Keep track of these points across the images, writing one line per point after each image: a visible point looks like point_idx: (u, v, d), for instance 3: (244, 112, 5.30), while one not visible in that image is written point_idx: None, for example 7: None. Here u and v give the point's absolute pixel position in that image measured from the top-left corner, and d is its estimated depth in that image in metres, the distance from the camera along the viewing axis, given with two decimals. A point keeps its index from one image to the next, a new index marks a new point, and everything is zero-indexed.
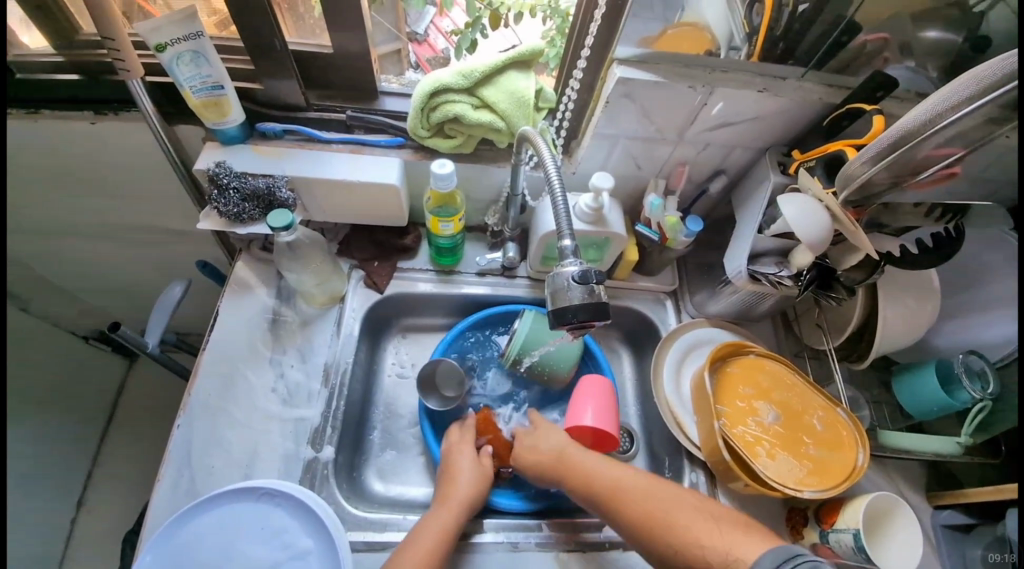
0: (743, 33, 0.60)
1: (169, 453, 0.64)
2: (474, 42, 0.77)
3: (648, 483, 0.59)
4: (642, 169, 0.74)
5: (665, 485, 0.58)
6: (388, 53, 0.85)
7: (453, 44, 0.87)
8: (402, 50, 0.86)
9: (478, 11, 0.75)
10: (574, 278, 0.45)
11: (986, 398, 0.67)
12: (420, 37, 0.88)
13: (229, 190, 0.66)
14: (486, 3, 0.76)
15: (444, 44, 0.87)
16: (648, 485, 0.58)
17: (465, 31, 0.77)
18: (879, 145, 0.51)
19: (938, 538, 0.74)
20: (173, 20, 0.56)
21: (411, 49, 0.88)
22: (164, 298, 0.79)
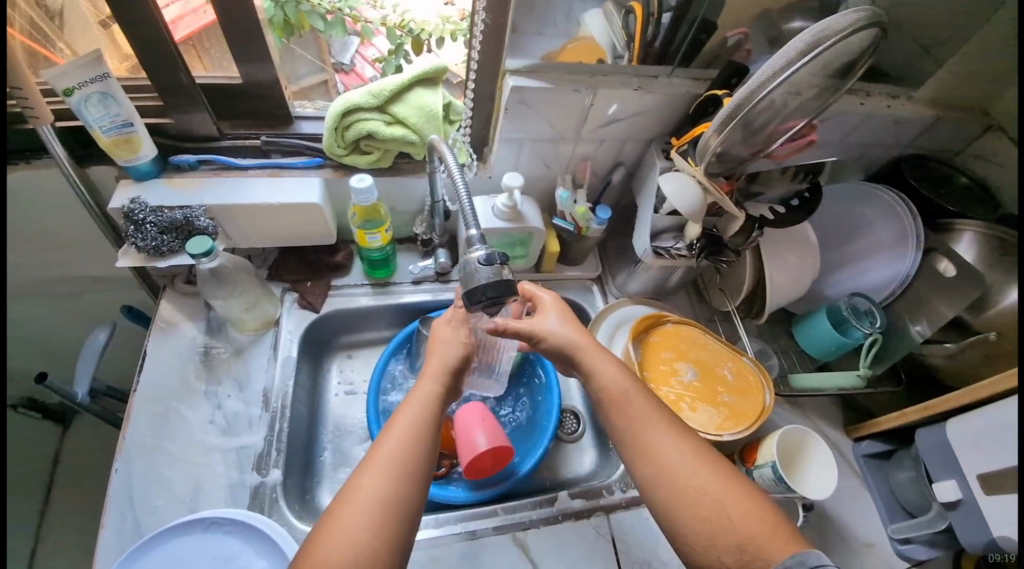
0: (623, 41, 0.69)
1: (108, 498, 0.62)
2: (399, 67, 0.88)
3: (656, 415, 0.56)
4: (551, 167, 0.82)
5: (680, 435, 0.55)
6: (314, 83, 0.95)
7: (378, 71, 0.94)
8: (328, 81, 0.96)
9: (399, 39, 0.85)
10: (481, 261, 0.50)
11: (875, 331, 0.76)
12: (347, 67, 0.97)
13: (145, 225, 0.66)
14: (406, 30, 0.84)
15: (369, 71, 0.95)
16: (653, 418, 0.56)
17: (389, 57, 0.88)
18: (725, 111, 0.58)
19: (864, 468, 0.81)
20: (79, 64, 0.57)
21: (338, 79, 0.97)
22: (88, 345, 0.78)
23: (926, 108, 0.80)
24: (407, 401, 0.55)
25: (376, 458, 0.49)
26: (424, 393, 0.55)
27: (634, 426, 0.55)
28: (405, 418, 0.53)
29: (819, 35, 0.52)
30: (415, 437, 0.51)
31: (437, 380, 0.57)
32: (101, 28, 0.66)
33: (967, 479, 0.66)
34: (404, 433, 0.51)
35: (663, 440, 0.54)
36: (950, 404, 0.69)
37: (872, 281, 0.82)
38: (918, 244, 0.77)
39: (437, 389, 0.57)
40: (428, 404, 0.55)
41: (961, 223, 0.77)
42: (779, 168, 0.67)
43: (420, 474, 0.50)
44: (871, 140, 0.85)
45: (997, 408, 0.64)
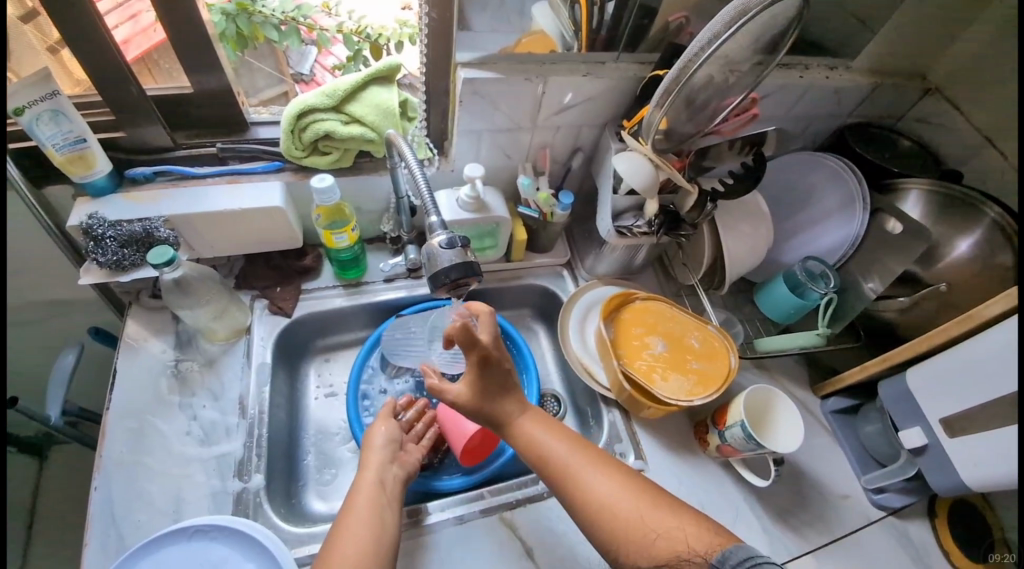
0: (571, 31, 0.72)
1: (88, 517, 0.61)
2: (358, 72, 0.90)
3: (578, 455, 0.60)
4: (511, 157, 0.84)
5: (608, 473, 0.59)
6: (275, 94, 0.94)
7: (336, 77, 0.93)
8: (288, 91, 0.94)
9: (357, 45, 0.86)
10: (443, 245, 0.52)
11: (830, 291, 0.80)
12: (307, 77, 0.95)
13: (105, 240, 0.65)
14: (363, 36, 0.86)
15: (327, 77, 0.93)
16: (579, 457, 0.60)
17: (349, 64, 0.89)
18: (662, 87, 0.61)
19: (835, 425, 0.85)
20: (27, 83, 0.56)
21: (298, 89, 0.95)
22: (56, 370, 0.78)
23: (862, 77, 0.85)
24: (351, 499, 0.59)
25: (330, 561, 0.53)
26: (364, 487, 0.60)
27: (561, 469, 0.59)
28: (351, 518, 0.57)
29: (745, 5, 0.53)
30: (365, 531, 0.55)
31: (374, 472, 0.63)
32: (51, 54, 0.65)
33: (931, 424, 0.70)
34: (354, 531, 0.55)
35: (592, 477, 0.58)
36: (907, 355, 0.73)
37: (826, 244, 0.85)
38: (865, 204, 0.81)
39: (374, 476, 0.62)
40: (369, 498, 0.59)
41: (908, 182, 0.82)
42: (727, 144, 0.69)
43: (381, 563, 0.54)
44: (813, 111, 0.89)
45: (948, 354, 0.68)
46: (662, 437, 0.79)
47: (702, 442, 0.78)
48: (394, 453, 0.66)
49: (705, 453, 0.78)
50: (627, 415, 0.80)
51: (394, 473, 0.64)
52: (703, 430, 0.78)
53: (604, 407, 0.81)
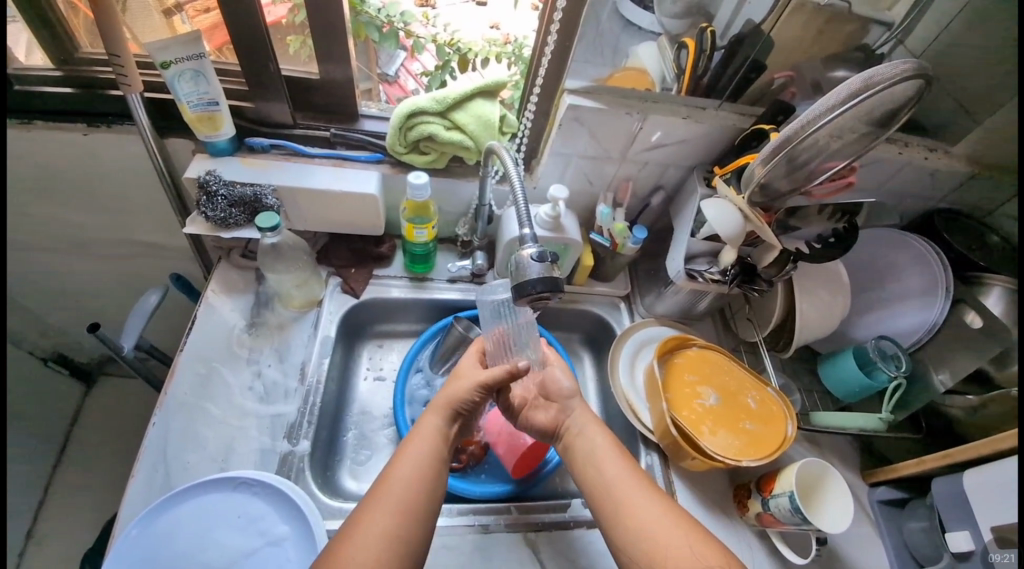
0: (673, 73, 0.74)
1: (144, 448, 0.65)
2: (444, 81, 0.94)
3: (627, 479, 0.61)
4: (593, 184, 0.86)
5: (650, 494, 0.59)
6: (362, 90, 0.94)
7: (422, 85, 0.97)
8: (374, 89, 0.95)
9: (447, 55, 0.92)
10: (533, 258, 0.56)
11: (900, 376, 0.76)
12: (391, 78, 0.96)
13: (217, 197, 0.71)
14: (455, 49, 0.92)
15: (414, 85, 0.97)
16: (630, 485, 0.60)
17: (436, 72, 0.94)
18: (773, 145, 0.61)
19: (876, 514, 0.78)
20: (180, 41, 0.63)
21: (382, 89, 0.96)
22: (139, 306, 0.83)
23: (963, 163, 0.82)
24: (410, 440, 0.61)
25: (380, 498, 0.54)
26: (426, 432, 0.61)
27: (613, 489, 0.60)
28: (404, 462, 0.58)
29: (869, 80, 0.55)
30: (417, 480, 0.56)
31: (441, 418, 0.63)
32: (163, 17, 0.73)
33: (981, 530, 0.65)
34: (407, 476, 0.56)
35: (640, 502, 0.58)
36: (967, 455, 0.68)
37: (900, 326, 0.82)
38: (948, 291, 0.77)
39: (438, 422, 0.63)
40: (428, 446, 0.60)
41: (990, 277, 0.77)
42: (817, 207, 0.68)
43: (425, 511, 0.55)
44: (905, 190, 0.87)
45: (1012, 463, 0.63)
46: (695, 490, 0.76)
47: (741, 507, 0.75)
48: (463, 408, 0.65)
49: (743, 520, 0.75)
50: (666, 461, 0.78)
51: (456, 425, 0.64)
52: (744, 494, 0.75)
53: (642, 447, 0.80)
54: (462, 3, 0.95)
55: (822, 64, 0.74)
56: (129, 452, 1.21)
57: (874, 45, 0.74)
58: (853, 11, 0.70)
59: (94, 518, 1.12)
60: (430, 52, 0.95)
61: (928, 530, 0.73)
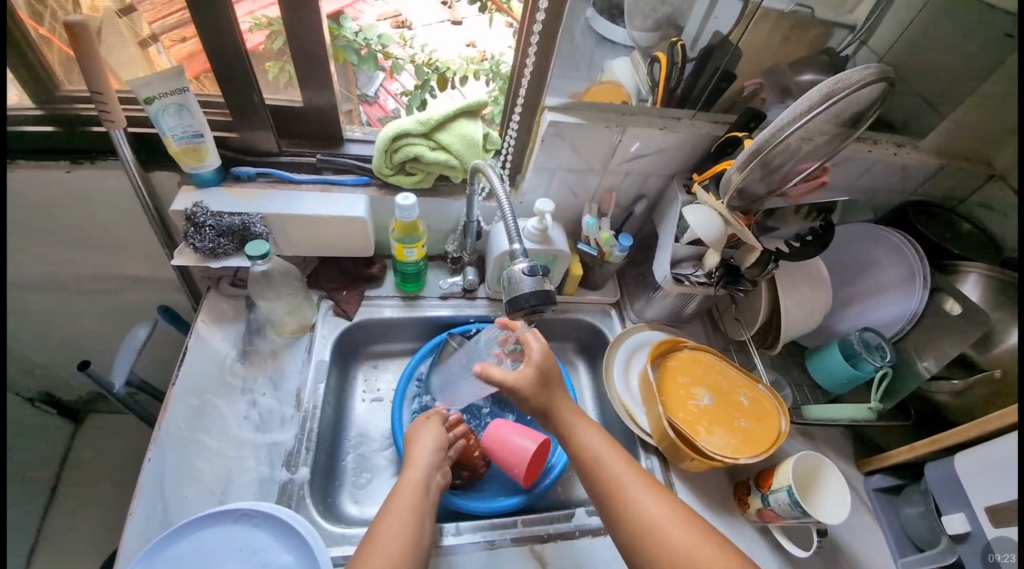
0: (647, 86, 0.76)
1: (139, 487, 0.63)
2: (424, 100, 0.93)
3: (627, 471, 0.61)
4: (578, 196, 0.88)
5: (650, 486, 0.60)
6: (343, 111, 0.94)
7: (402, 104, 0.99)
8: (354, 110, 0.95)
9: (427, 75, 0.93)
10: (525, 273, 0.57)
11: (885, 365, 0.78)
12: (371, 99, 0.98)
13: (205, 227, 0.71)
14: (433, 68, 0.93)
15: (395, 104, 0.99)
16: (631, 476, 0.60)
17: (416, 92, 0.93)
18: (745, 154, 0.64)
19: (874, 503, 0.80)
20: (164, 77, 0.63)
21: (362, 109, 0.97)
22: (128, 340, 0.81)
23: (929, 157, 0.86)
24: (395, 496, 0.61)
25: (373, 557, 0.54)
26: (411, 486, 0.62)
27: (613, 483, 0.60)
28: (392, 521, 0.58)
29: (837, 85, 0.58)
30: (405, 534, 0.57)
31: (421, 472, 0.65)
32: (139, 48, 0.73)
33: (975, 511, 0.67)
34: (397, 529, 0.57)
35: (642, 498, 0.58)
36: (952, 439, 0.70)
37: (881, 317, 0.85)
38: (925, 282, 0.80)
39: (421, 475, 0.64)
40: (414, 499, 0.61)
41: (965, 264, 0.80)
42: (794, 208, 0.71)
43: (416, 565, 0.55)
44: (876, 186, 0.90)
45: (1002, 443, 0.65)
46: (696, 492, 0.77)
47: (742, 504, 0.76)
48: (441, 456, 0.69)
49: (744, 516, 0.76)
50: (665, 463, 0.79)
51: (437, 477, 0.67)
52: (743, 492, 0.76)
53: (642, 451, 0.80)
54: (438, 23, 0.97)
55: (788, 69, 0.77)
56: (123, 491, 1.18)
57: (838, 48, 0.77)
58: (816, 17, 0.73)
59: (89, 561, 1.09)
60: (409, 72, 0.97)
61: (926, 517, 0.74)
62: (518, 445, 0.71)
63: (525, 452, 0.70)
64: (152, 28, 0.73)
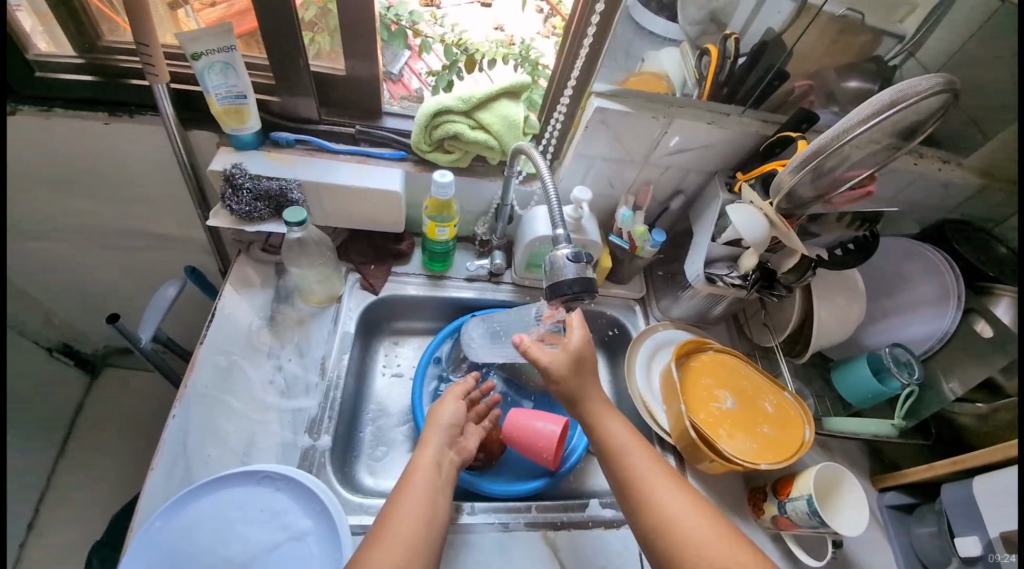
0: (693, 79, 0.74)
1: (163, 442, 0.64)
2: (451, 82, 0.91)
3: (652, 468, 0.60)
4: (614, 187, 0.86)
5: (674, 484, 0.59)
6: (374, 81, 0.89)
7: (427, 84, 0.96)
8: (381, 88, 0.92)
9: (455, 55, 0.89)
10: (568, 259, 0.56)
11: (912, 383, 0.77)
12: (395, 77, 0.94)
13: (242, 190, 0.71)
14: (462, 50, 0.89)
15: (419, 84, 0.95)
16: (655, 473, 0.59)
17: (442, 73, 0.90)
18: (800, 157, 0.63)
19: (886, 517, 0.80)
20: (212, 33, 0.63)
21: (386, 87, 0.95)
22: (157, 299, 0.82)
23: (974, 176, 0.82)
24: (409, 475, 0.61)
25: (384, 537, 0.54)
26: (423, 467, 0.62)
27: (637, 478, 0.59)
28: (409, 496, 0.58)
29: (901, 93, 0.56)
30: (421, 510, 0.57)
31: (432, 453, 0.64)
32: (168, 9, 0.72)
33: (991, 535, 0.66)
34: (413, 505, 0.57)
35: (663, 495, 0.57)
36: (980, 460, 0.69)
37: (911, 334, 0.83)
38: (960, 301, 0.78)
39: (432, 454, 0.64)
40: (427, 477, 0.61)
41: (1000, 288, 0.78)
42: (836, 215, 0.71)
43: (428, 547, 0.55)
44: (919, 200, 0.88)
45: None
46: (710, 493, 0.77)
47: (756, 510, 0.76)
48: (453, 437, 0.68)
49: (757, 523, 0.75)
50: (682, 462, 0.79)
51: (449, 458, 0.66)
52: (759, 497, 0.75)
53: (658, 448, 0.80)
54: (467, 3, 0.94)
55: (837, 73, 0.75)
56: (139, 444, 1.21)
57: (886, 57, 0.74)
58: (867, 23, 0.70)
59: (104, 509, 1.12)
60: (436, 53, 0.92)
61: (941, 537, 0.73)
62: (541, 428, 0.72)
63: (548, 434, 0.71)
64: None
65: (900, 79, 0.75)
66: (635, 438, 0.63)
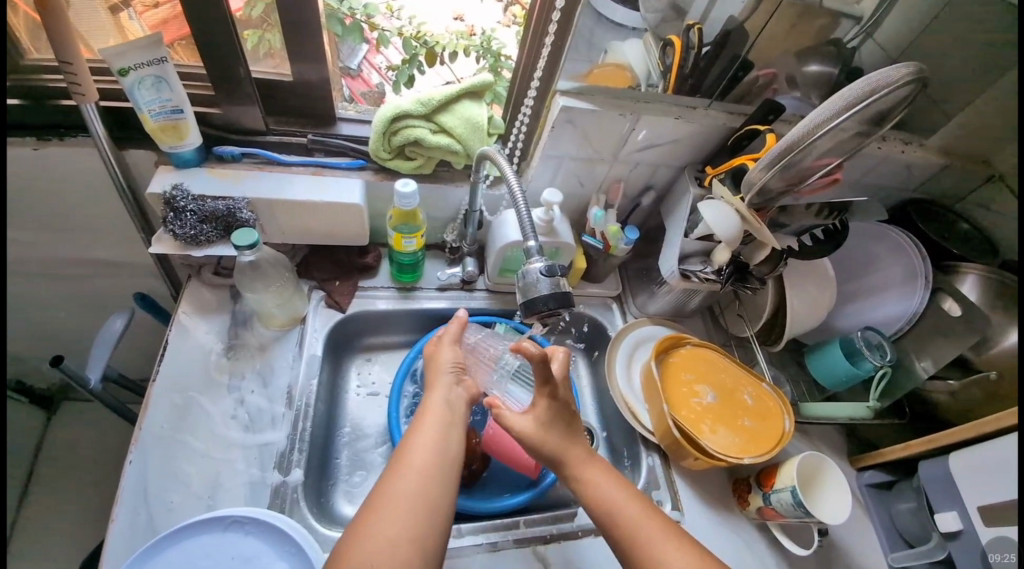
0: (658, 71, 0.72)
1: (120, 490, 0.59)
2: (412, 76, 0.86)
3: (650, 526, 0.54)
4: (585, 186, 0.84)
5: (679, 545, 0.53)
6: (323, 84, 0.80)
7: (388, 80, 0.90)
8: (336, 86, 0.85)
9: (414, 49, 0.85)
10: (542, 273, 0.54)
11: (885, 364, 0.78)
12: (354, 72, 0.88)
13: (185, 213, 0.66)
14: (421, 42, 0.85)
15: (379, 80, 0.89)
16: (654, 530, 0.54)
17: (402, 67, 0.85)
18: (773, 153, 0.62)
19: (865, 497, 0.82)
20: (138, 46, 0.57)
21: (344, 84, 0.88)
22: (102, 333, 0.75)
23: (935, 155, 0.84)
24: (420, 413, 0.58)
25: (400, 468, 0.52)
26: (434, 406, 0.58)
27: (634, 539, 0.53)
28: (421, 432, 0.55)
29: (872, 86, 0.56)
30: (435, 445, 0.54)
31: (444, 394, 0.60)
32: (109, 14, 0.66)
33: (968, 510, 0.68)
34: (423, 443, 0.54)
35: (665, 552, 0.52)
36: (952, 438, 0.71)
37: (880, 316, 0.85)
38: (926, 281, 0.80)
39: (443, 395, 0.60)
40: (439, 417, 0.57)
41: (965, 266, 0.79)
42: (804, 204, 0.69)
43: (447, 473, 0.53)
44: (882, 183, 0.89)
45: (995, 445, 0.66)
46: (697, 489, 0.77)
47: (741, 501, 0.76)
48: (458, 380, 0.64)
49: (743, 514, 0.76)
50: (667, 461, 0.79)
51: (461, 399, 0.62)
52: (743, 489, 0.76)
53: (644, 449, 0.80)
54: None
55: (796, 58, 0.74)
56: (105, 481, 1.13)
57: (844, 40, 0.73)
58: (824, 6, 0.69)
59: (73, 554, 1.04)
60: (396, 46, 0.88)
61: (918, 512, 0.75)
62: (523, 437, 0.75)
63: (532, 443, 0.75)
64: None
65: (859, 62, 0.75)
66: (629, 498, 0.57)
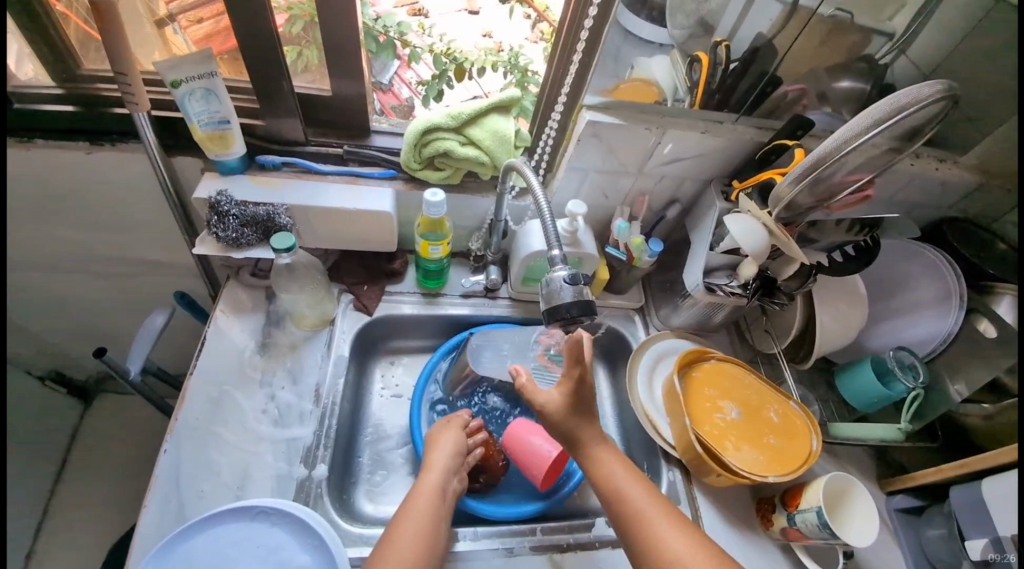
0: (685, 86, 0.72)
1: (155, 478, 0.62)
2: (441, 90, 0.89)
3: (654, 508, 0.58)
4: (609, 199, 0.85)
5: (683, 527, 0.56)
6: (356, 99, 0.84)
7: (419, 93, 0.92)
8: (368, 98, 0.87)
9: (444, 64, 0.89)
10: (566, 281, 0.55)
11: (918, 386, 0.76)
12: (385, 86, 0.90)
13: (229, 216, 0.70)
14: (451, 59, 0.89)
15: (410, 93, 0.91)
16: (658, 512, 0.57)
17: (432, 82, 0.89)
18: (802, 168, 0.61)
19: (894, 521, 0.78)
20: (191, 59, 0.61)
21: (376, 97, 0.89)
22: (146, 328, 0.80)
23: (971, 173, 0.82)
24: (412, 498, 0.62)
25: (388, 552, 0.55)
26: (425, 490, 0.63)
27: (639, 521, 0.57)
28: (409, 517, 0.59)
29: (900, 102, 0.56)
30: (422, 531, 0.58)
31: (436, 478, 0.65)
32: (155, 28, 0.71)
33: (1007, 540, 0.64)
34: (412, 527, 0.58)
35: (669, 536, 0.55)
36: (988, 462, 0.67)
37: (913, 336, 0.82)
38: (962, 302, 0.77)
39: (437, 480, 0.64)
40: (429, 501, 0.61)
41: (1001, 285, 0.77)
42: (834, 219, 0.68)
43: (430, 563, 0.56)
44: (916, 200, 0.87)
45: None
46: (717, 507, 0.75)
47: (765, 522, 0.74)
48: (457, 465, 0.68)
49: (767, 535, 0.74)
50: (688, 477, 0.77)
51: (454, 485, 0.67)
52: (767, 509, 0.74)
53: (664, 463, 0.78)
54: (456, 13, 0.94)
55: (827, 73, 0.74)
56: (135, 471, 1.18)
57: (876, 56, 0.73)
58: (855, 23, 0.69)
59: (100, 541, 1.08)
60: (427, 61, 0.91)
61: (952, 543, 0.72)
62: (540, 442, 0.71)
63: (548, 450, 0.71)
64: (170, 7, 0.70)
65: (892, 78, 0.74)
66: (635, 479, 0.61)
